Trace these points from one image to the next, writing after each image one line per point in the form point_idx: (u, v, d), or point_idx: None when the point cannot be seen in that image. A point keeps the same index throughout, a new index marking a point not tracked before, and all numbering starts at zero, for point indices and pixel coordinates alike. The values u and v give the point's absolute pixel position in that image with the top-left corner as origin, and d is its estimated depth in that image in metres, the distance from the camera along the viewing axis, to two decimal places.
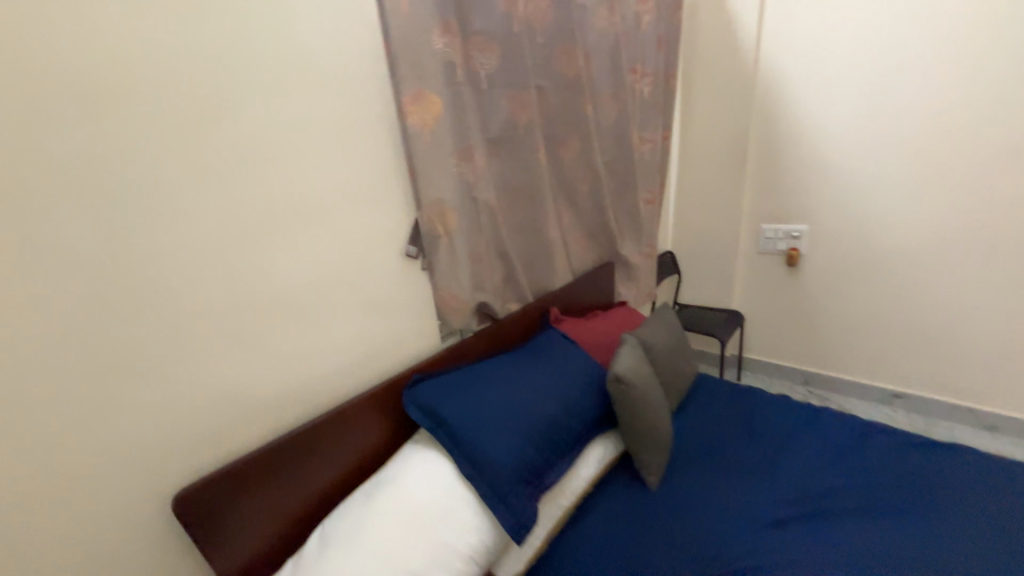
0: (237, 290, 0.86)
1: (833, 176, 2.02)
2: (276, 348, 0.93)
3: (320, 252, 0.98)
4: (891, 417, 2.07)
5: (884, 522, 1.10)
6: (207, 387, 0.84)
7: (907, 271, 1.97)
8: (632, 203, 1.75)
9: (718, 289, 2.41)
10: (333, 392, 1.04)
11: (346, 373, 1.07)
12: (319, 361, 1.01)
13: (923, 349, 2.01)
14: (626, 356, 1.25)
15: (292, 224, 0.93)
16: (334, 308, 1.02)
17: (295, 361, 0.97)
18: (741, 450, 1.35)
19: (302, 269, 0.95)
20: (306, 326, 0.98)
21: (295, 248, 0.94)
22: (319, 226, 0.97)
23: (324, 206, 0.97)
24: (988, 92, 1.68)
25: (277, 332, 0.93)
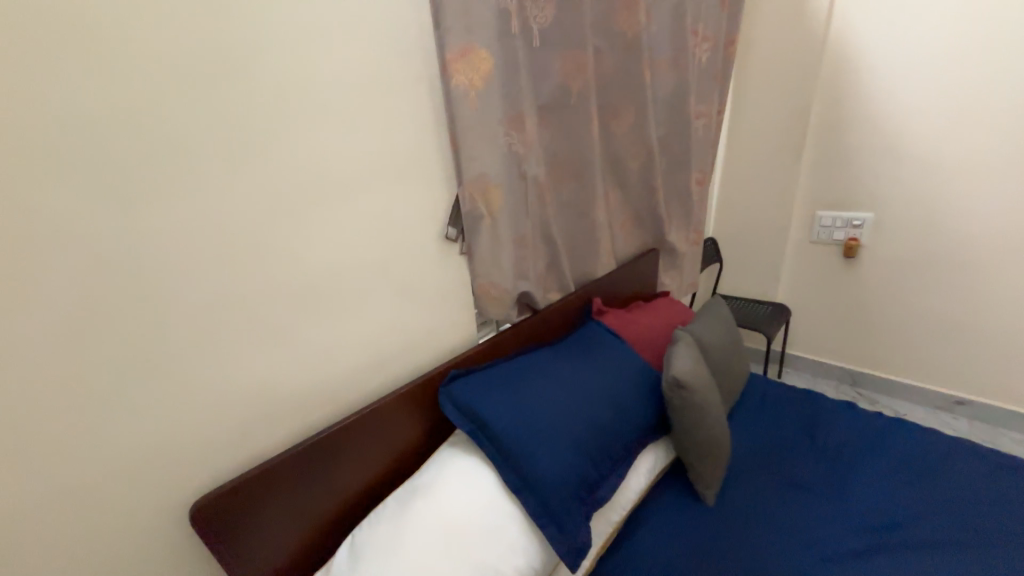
0: (262, 277, 0.76)
1: (907, 158, 1.79)
2: (302, 340, 0.83)
3: (352, 234, 0.86)
4: (951, 424, 1.89)
5: (986, 557, 0.95)
6: (230, 385, 0.75)
7: (987, 268, 1.75)
8: (683, 185, 1.58)
9: (763, 280, 2.24)
10: (363, 388, 0.95)
11: (378, 368, 0.97)
12: (348, 354, 0.91)
13: (997, 355, 1.82)
14: (683, 356, 1.13)
15: (323, 202, 0.81)
16: (366, 296, 0.91)
17: (322, 354, 0.86)
18: (806, 462, 1.20)
19: (333, 253, 0.84)
20: (334, 316, 0.87)
21: (325, 229, 0.83)
22: (352, 205, 0.85)
23: (358, 183, 0.85)
24: None
25: (304, 322, 0.83)
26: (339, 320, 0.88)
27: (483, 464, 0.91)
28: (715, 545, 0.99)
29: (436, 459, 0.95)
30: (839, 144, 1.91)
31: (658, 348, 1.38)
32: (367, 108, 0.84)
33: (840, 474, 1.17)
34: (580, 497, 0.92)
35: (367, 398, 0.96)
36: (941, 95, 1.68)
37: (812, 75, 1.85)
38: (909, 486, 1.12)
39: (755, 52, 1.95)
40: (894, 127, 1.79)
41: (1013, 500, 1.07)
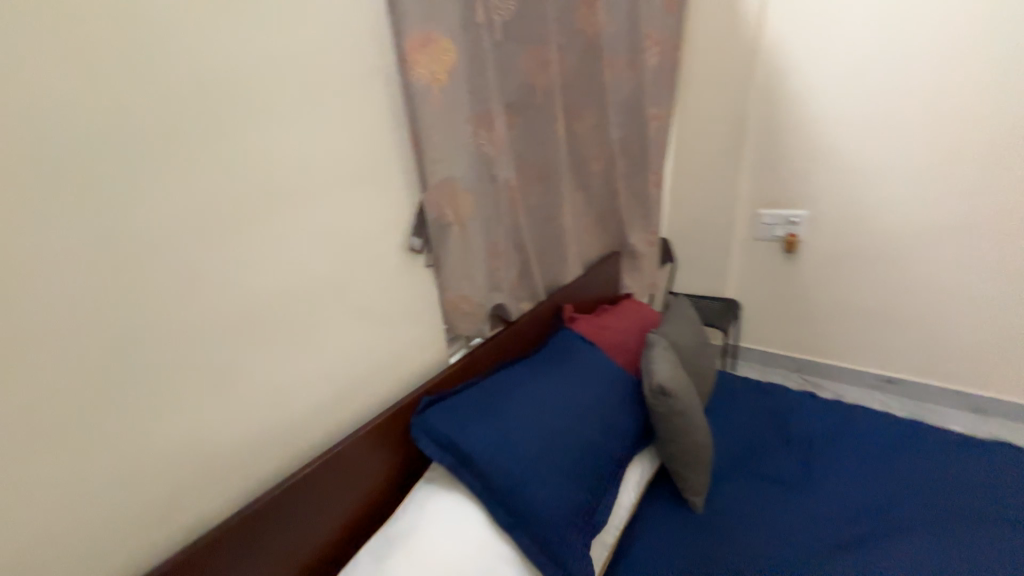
0: (188, 307, 0.62)
1: (832, 161, 1.94)
2: (245, 379, 0.69)
3: (302, 250, 0.74)
4: (885, 403, 2.05)
5: (963, 534, 0.98)
6: (149, 444, 0.59)
7: (907, 258, 1.92)
8: (643, 187, 1.59)
9: (714, 278, 2.32)
10: (322, 427, 0.81)
11: (339, 401, 0.84)
12: (302, 391, 0.77)
13: (918, 337, 1.99)
14: (661, 361, 1.10)
15: (264, 213, 0.68)
16: (323, 320, 0.79)
17: (270, 393, 0.73)
18: (783, 454, 1.21)
19: (279, 274, 0.71)
20: (283, 346, 0.74)
21: (268, 246, 0.69)
22: (299, 216, 0.73)
23: (306, 190, 0.73)
24: (997, 73, 1.60)
25: (246, 358, 0.69)
26: (290, 351, 0.75)
27: (465, 501, 0.82)
28: (713, 556, 0.95)
29: (415, 499, 0.84)
30: (776, 146, 2.03)
31: (632, 353, 1.35)
32: (320, 104, 0.73)
33: (817, 465, 1.18)
34: (575, 523, 0.85)
35: (327, 438, 0.83)
36: (862, 100, 1.82)
37: (750, 80, 1.95)
38: (882, 473, 1.14)
39: (697, 58, 2.02)
40: (819, 131, 1.93)
41: (971, 473, 1.12)
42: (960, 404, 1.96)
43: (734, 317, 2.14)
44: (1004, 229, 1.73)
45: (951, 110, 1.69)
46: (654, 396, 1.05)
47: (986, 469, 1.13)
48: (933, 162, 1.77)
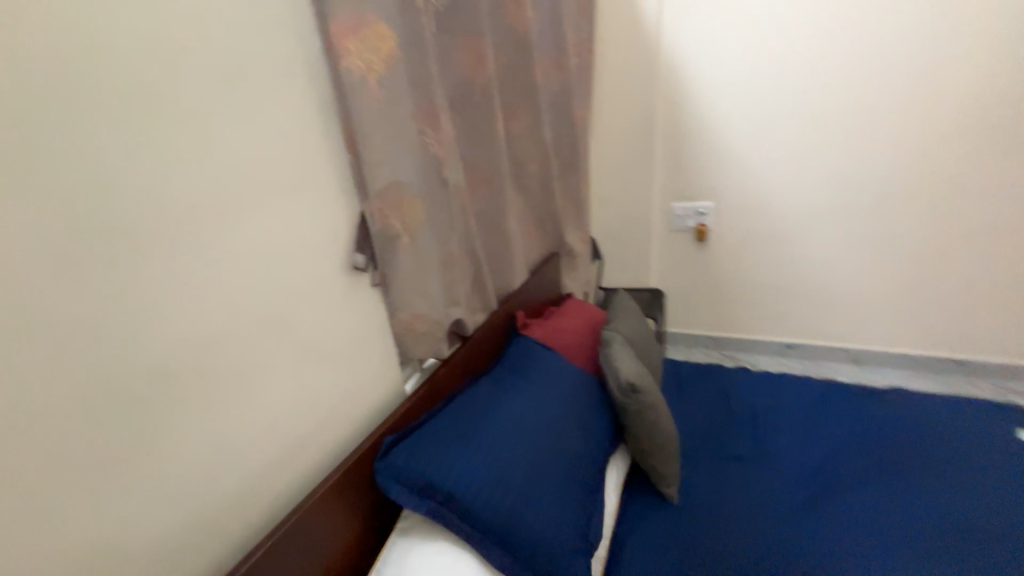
0: (73, 369, 0.47)
1: (731, 151, 1.97)
2: (163, 449, 0.55)
3: (225, 282, 0.61)
4: (789, 367, 2.15)
5: (893, 469, 1.13)
6: (24, 561, 0.44)
7: (797, 241, 2.01)
8: (577, 187, 1.60)
9: (636, 271, 2.30)
10: (271, 489, 0.69)
11: (289, 455, 0.72)
12: (245, 451, 0.65)
13: (818, 312, 2.09)
14: (624, 358, 1.11)
15: (170, 239, 0.55)
16: (262, 365, 0.67)
17: (197, 462, 0.58)
18: (735, 430, 1.31)
19: (196, 313, 0.58)
20: (209, 402, 0.60)
21: (181, 280, 0.56)
22: (217, 241, 0.60)
23: (226, 208, 0.61)
24: (868, 58, 1.68)
25: (164, 422, 0.55)
26: (220, 406, 0.61)
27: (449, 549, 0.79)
28: (699, 543, 0.97)
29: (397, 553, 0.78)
30: (683, 139, 2.02)
31: (588, 352, 1.34)
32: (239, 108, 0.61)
33: (766, 437, 1.27)
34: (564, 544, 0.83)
35: (279, 501, 0.71)
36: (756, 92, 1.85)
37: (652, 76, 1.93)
38: (820, 434, 1.27)
39: (601, 50, 1.95)
40: (716, 122, 1.95)
41: (884, 416, 1.31)
42: (847, 359, 2.09)
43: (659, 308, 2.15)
44: (883, 202, 1.83)
45: (828, 97, 1.77)
46: (626, 394, 1.06)
47: (900, 418, 1.29)
48: (823, 151, 1.84)
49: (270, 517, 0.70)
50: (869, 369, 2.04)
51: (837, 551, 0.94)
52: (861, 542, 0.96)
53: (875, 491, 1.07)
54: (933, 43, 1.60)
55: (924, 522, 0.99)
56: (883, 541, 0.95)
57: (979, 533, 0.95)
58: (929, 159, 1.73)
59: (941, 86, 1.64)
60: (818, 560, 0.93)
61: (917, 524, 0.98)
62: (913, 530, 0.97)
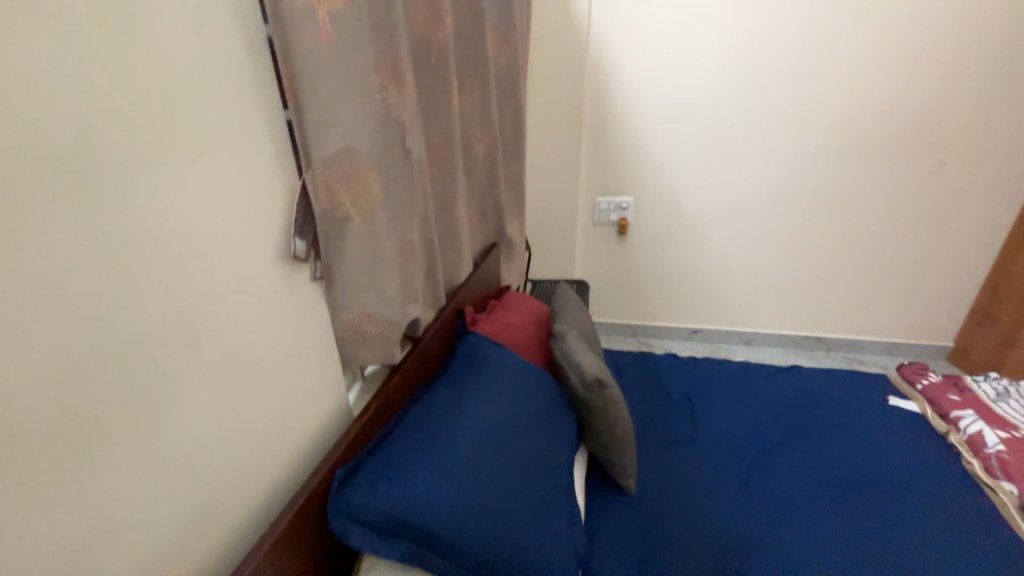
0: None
1: (651, 149, 2.06)
2: (18, 546, 0.34)
3: (119, 276, 0.41)
4: (694, 350, 2.36)
5: (808, 438, 1.29)
6: None
7: (703, 236, 2.19)
8: (518, 175, 1.53)
9: (562, 262, 2.29)
10: (199, 555, 0.51)
11: (221, 505, 0.54)
12: (160, 513, 0.46)
13: (718, 300, 2.32)
14: (584, 352, 1.11)
15: (21, 210, 0.34)
16: (183, 390, 0.48)
17: (96, 541, 0.40)
18: (676, 414, 1.39)
19: (71, 326, 0.37)
20: (118, 447, 0.42)
21: (45, 275, 0.36)
22: (103, 214, 0.40)
23: (117, 166, 0.41)
24: (769, 73, 1.85)
25: (20, 500, 0.35)
26: (117, 460, 0.42)
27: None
28: (662, 530, 1.01)
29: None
30: (607, 134, 2.06)
31: (538, 347, 1.29)
32: (149, 26, 0.43)
33: (701, 419, 1.37)
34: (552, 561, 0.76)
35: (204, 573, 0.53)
36: (675, 94, 1.95)
37: (584, 62, 1.88)
38: (741, 412, 1.41)
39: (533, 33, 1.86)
40: (639, 119, 2.01)
41: (789, 391, 1.50)
42: (739, 340, 2.37)
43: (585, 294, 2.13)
44: (774, 202, 2.07)
45: (735, 105, 1.92)
46: (591, 389, 1.05)
47: (798, 392, 1.49)
48: (727, 153, 2.01)
49: None
50: (756, 348, 2.35)
51: (773, 518, 1.05)
52: (789, 507, 1.08)
53: (793, 460, 1.22)
54: (818, 60, 1.81)
55: (833, 481, 1.15)
56: (807, 502, 1.09)
57: (870, 485, 1.13)
58: (810, 165, 1.97)
59: (821, 102, 1.87)
60: (759, 529, 1.03)
61: (829, 484, 1.14)
62: (830, 490, 1.13)
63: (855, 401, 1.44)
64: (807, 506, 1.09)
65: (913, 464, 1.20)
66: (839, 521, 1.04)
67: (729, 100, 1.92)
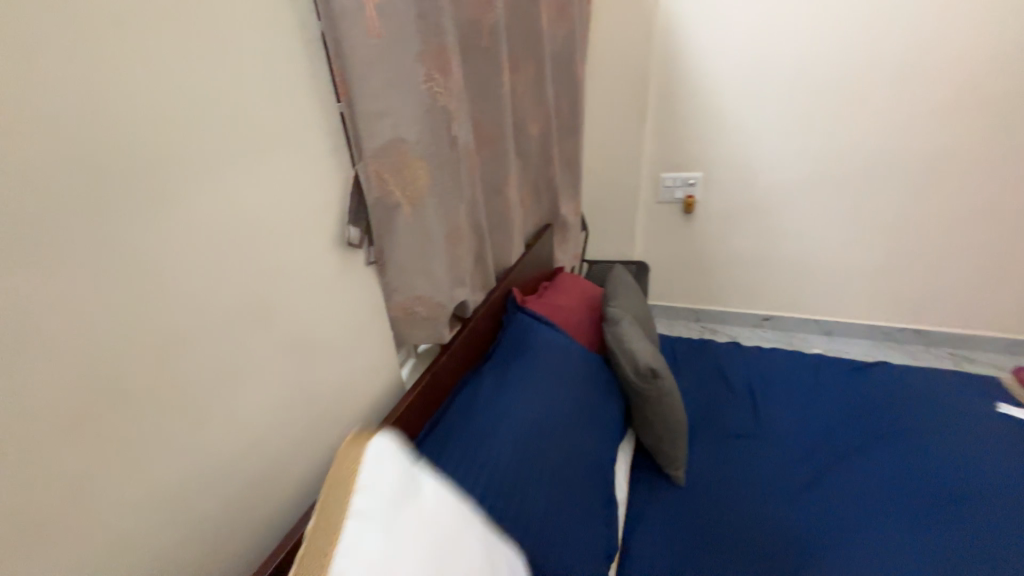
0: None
1: (724, 118, 1.88)
2: (122, 484, 0.42)
3: (192, 264, 0.47)
4: (765, 339, 2.18)
5: (890, 442, 1.16)
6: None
7: (780, 214, 1.99)
8: (575, 153, 1.49)
9: (621, 242, 2.20)
10: (272, 504, 0.60)
11: (288, 464, 0.62)
12: (242, 463, 0.55)
13: (796, 285, 2.11)
14: (636, 336, 1.09)
15: (140, 208, 0.42)
16: (257, 361, 0.56)
17: (201, 475, 0.50)
18: (736, 407, 1.32)
19: (153, 308, 0.44)
20: (212, 402, 0.50)
21: (132, 264, 0.42)
22: (175, 210, 0.45)
23: (205, 166, 0.48)
24: (872, 24, 1.61)
25: (122, 449, 0.42)
26: (199, 420, 0.49)
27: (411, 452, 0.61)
28: (709, 528, 0.97)
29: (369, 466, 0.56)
30: (676, 104, 1.91)
31: (588, 329, 1.28)
32: (225, 39, 0.48)
33: (763, 413, 1.29)
34: (586, 551, 0.79)
35: (275, 519, 0.61)
36: (755, 55, 1.76)
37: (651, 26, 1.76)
38: (810, 410, 1.30)
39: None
40: (712, 85, 1.84)
41: (871, 389, 1.35)
42: (818, 330, 2.15)
43: (646, 277, 2.04)
44: (870, 175, 1.81)
45: (827, 64, 1.70)
46: (644, 378, 1.03)
47: (886, 391, 1.33)
48: (815, 121, 1.79)
49: (273, 532, 0.61)
50: (838, 340, 2.12)
51: (836, 526, 0.98)
52: (860, 519, 0.99)
53: (871, 467, 1.10)
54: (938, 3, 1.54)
55: (916, 490, 1.03)
56: (880, 510, 1.00)
57: (964, 501, 1.00)
58: (918, 130, 1.71)
59: (938, 53, 1.60)
60: (823, 538, 0.95)
61: (910, 492, 1.03)
62: (911, 499, 1.02)
63: (957, 403, 1.26)
64: (879, 514, 0.99)
65: (1021, 483, 1.03)
66: (912, 538, 0.94)
67: (821, 59, 1.70)
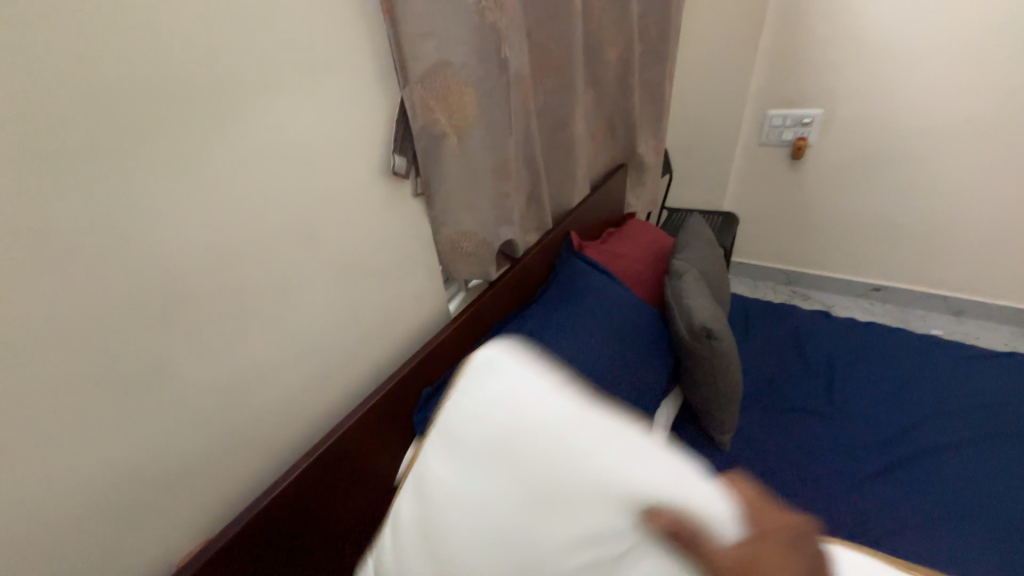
0: (68, 287, 0.40)
1: (865, 39, 1.51)
2: (190, 370, 0.51)
3: (236, 185, 0.51)
4: (869, 312, 1.89)
5: (1002, 448, 0.99)
6: (160, 429, 0.49)
7: (920, 165, 1.62)
8: (661, 82, 1.32)
9: (709, 190, 1.98)
10: (325, 404, 0.69)
11: (342, 371, 0.70)
12: (300, 364, 0.63)
13: (924, 253, 1.76)
14: (696, 294, 1.01)
15: (221, 129, 0.49)
16: (311, 277, 0.62)
17: (268, 366, 0.59)
18: (809, 384, 1.19)
19: (203, 221, 0.49)
20: (278, 305, 0.59)
21: (180, 181, 0.47)
22: (220, 133, 0.49)
23: (272, 89, 0.52)
24: None
25: (199, 337, 0.51)
26: (270, 316, 0.58)
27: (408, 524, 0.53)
28: None
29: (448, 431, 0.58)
30: (802, 22, 1.56)
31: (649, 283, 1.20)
32: None
33: (843, 393, 1.16)
34: None
35: (326, 419, 0.70)
36: None
37: None
38: (905, 398, 1.13)
39: None
40: None
41: (994, 384, 1.13)
42: (945, 308, 1.80)
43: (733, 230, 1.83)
44: None
45: None
46: (699, 339, 0.96)
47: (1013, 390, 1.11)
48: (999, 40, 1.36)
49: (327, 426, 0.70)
50: (969, 322, 1.77)
51: (906, 526, 0.87)
52: (937, 522, 0.87)
53: (959, 467, 0.96)
54: None
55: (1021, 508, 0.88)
56: (969, 520, 0.87)
57: None
58: None
59: None
60: (873, 531, 0.87)
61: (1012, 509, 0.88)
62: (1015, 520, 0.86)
63: None
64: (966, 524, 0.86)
65: None
66: (981, 546, 0.83)
67: None
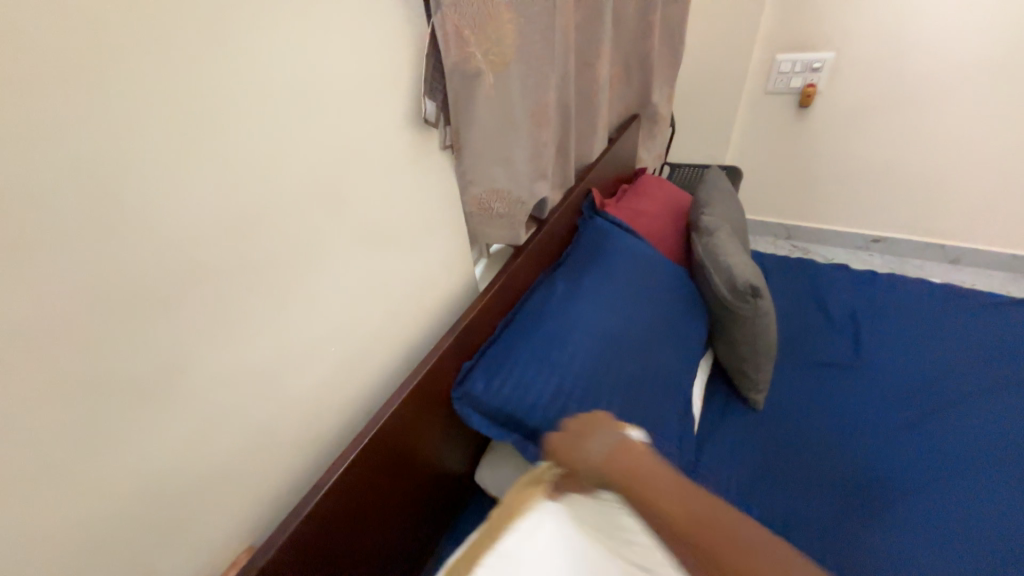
0: (88, 268, 0.33)
1: None
2: (211, 362, 0.43)
3: (246, 134, 0.41)
4: (869, 262, 1.88)
5: None
6: (200, 423, 0.43)
7: (932, 110, 1.56)
8: (680, 20, 1.20)
9: (713, 143, 1.90)
10: (359, 390, 0.63)
11: (373, 352, 0.63)
12: (331, 348, 0.56)
13: (926, 203, 1.74)
14: (732, 250, 0.96)
15: (240, 65, 0.40)
16: (341, 250, 0.54)
17: (304, 347, 0.52)
18: (828, 338, 1.19)
19: (211, 180, 0.40)
20: (311, 276, 0.51)
21: (184, 134, 0.37)
22: (225, 70, 0.39)
23: (293, 16, 0.43)
24: None
25: (235, 318, 0.44)
26: (305, 292, 0.51)
27: None
28: (774, 450, 0.93)
29: None
30: None
31: (674, 240, 1.14)
32: None
33: (864, 346, 1.15)
34: None
35: (362, 402, 0.64)
36: None
37: None
38: (925, 349, 1.12)
39: None
40: None
41: (1011, 333, 1.13)
42: (944, 257, 1.81)
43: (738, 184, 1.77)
44: None
45: None
46: (742, 297, 0.92)
47: None
48: None
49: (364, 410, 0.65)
50: (965, 270, 1.78)
51: (943, 476, 0.87)
52: (980, 473, 0.87)
53: (989, 415, 0.96)
54: None
55: None
56: (1008, 469, 0.87)
57: None
58: None
59: None
60: (914, 481, 0.87)
61: None
62: None
63: None
64: (1005, 473, 0.87)
65: None
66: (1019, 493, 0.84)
67: None
